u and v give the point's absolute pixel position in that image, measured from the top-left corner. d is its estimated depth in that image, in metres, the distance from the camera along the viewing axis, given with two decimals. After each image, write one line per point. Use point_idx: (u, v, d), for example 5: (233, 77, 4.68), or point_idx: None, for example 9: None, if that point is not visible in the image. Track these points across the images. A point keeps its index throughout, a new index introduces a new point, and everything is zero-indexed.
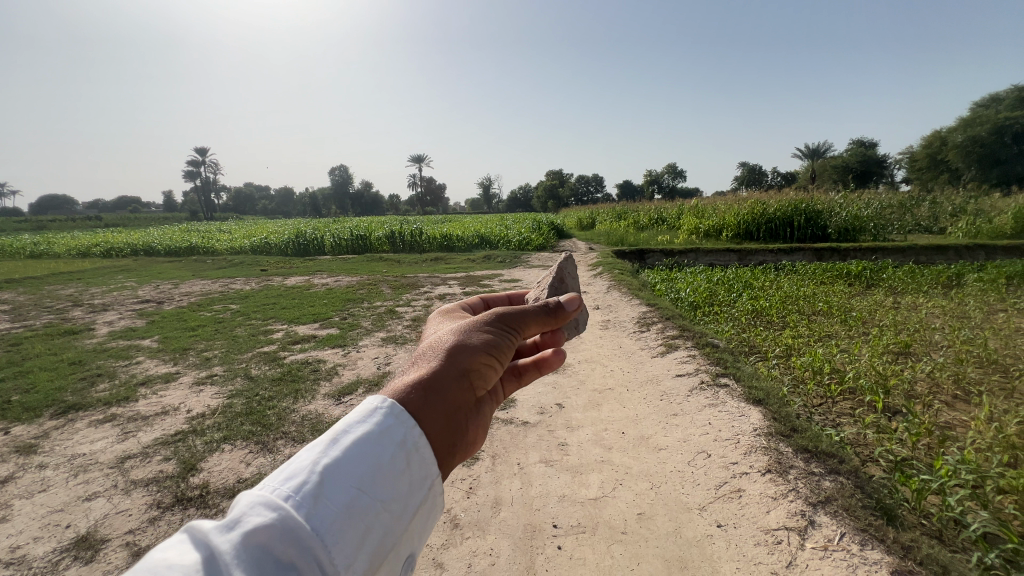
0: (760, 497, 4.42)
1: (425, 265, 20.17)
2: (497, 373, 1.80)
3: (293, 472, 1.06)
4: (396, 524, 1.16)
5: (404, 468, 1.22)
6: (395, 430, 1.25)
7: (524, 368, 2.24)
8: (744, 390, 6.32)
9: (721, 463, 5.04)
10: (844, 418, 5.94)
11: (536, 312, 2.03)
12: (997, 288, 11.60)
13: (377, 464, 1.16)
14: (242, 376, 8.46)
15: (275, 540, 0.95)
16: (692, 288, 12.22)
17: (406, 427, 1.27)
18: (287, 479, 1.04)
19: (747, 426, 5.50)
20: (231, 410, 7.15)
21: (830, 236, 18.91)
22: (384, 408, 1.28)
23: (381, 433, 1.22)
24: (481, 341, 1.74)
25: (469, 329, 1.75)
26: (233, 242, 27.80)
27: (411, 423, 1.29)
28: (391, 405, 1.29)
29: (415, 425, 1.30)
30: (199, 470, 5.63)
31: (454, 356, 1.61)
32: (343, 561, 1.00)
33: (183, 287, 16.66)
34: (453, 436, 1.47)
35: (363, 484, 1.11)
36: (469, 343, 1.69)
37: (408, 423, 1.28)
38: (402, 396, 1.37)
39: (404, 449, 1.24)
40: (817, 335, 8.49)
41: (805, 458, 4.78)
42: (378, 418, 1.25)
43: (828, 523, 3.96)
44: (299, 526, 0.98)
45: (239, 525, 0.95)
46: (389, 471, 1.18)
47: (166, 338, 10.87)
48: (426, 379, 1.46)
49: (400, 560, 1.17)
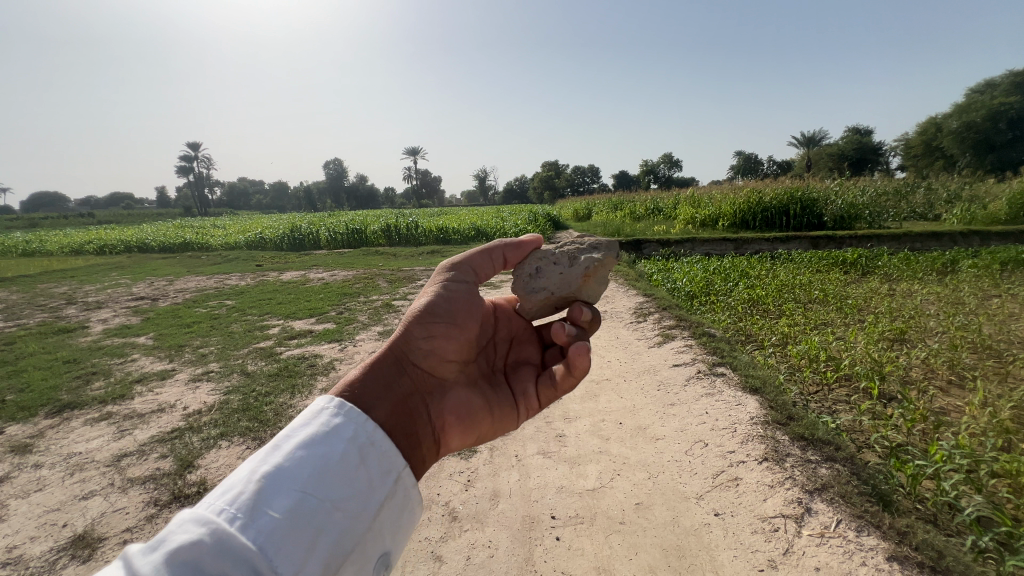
0: (757, 486, 4.44)
1: (421, 259, 20.08)
2: (443, 340, 2.14)
3: (231, 485, 1.17)
4: (354, 520, 1.25)
5: (355, 465, 1.33)
6: (344, 426, 1.39)
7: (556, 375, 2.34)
8: (741, 379, 6.33)
9: (719, 452, 5.06)
10: (840, 405, 5.97)
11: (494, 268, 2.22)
12: (991, 274, 11.66)
13: (325, 463, 1.28)
14: (239, 373, 8.41)
15: (204, 554, 1.05)
16: (689, 278, 12.21)
17: (351, 426, 1.39)
18: (226, 492, 1.16)
19: (744, 415, 5.52)
20: (228, 406, 7.12)
21: (826, 224, 18.92)
22: (329, 411, 1.41)
23: (323, 437, 1.34)
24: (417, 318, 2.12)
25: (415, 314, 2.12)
26: (228, 237, 27.58)
27: (361, 417, 1.44)
28: (336, 406, 1.42)
29: (363, 423, 1.43)
30: (196, 467, 5.61)
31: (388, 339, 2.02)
32: (288, 565, 1.10)
33: (177, 284, 16.53)
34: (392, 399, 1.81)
35: (307, 487, 1.22)
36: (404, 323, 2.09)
37: (353, 422, 1.41)
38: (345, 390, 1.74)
39: (357, 444, 1.37)
40: (813, 323, 8.52)
41: (802, 446, 4.80)
42: (324, 418, 1.39)
43: (824, 510, 3.98)
44: (234, 538, 1.09)
45: (167, 543, 1.05)
46: (334, 472, 1.28)
47: (161, 335, 10.79)
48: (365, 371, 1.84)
49: (366, 553, 1.27)
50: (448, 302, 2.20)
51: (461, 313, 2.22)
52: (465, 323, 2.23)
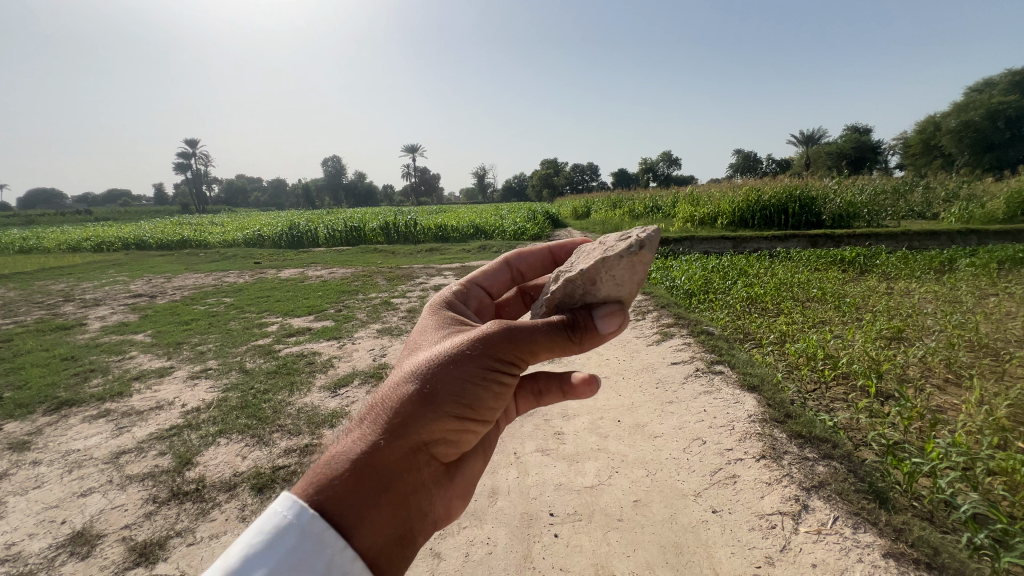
0: (755, 483, 4.46)
1: (420, 256, 20.08)
2: (467, 424, 1.94)
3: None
4: None
5: None
6: (314, 559, 1.32)
7: (545, 390, 2.40)
8: (739, 377, 6.36)
9: (717, 450, 5.08)
10: (837, 403, 6.00)
11: (539, 337, 1.99)
12: (988, 272, 11.71)
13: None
14: (238, 370, 8.42)
15: None
16: (688, 276, 12.23)
17: (324, 561, 1.33)
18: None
19: (741, 413, 5.54)
20: (227, 403, 7.13)
21: (825, 222, 18.96)
22: (298, 540, 1.33)
23: None
24: (451, 396, 1.84)
25: (433, 381, 1.82)
26: (226, 234, 27.51)
27: (334, 546, 1.37)
28: (308, 534, 1.35)
29: (338, 552, 1.37)
30: (195, 464, 5.62)
31: (413, 417, 1.73)
32: None
33: (176, 281, 16.50)
34: (403, 502, 1.64)
35: None
36: (437, 401, 1.80)
37: (327, 554, 1.35)
38: (333, 490, 1.47)
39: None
40: (812, 321, 8.55)
41: (799, 443, 4.82)
42: (293, 545, 1.32)
43: (822, 507, 4.00)
44: None
45: None
46: None
47: (159, 332, 10.79)
48: (367, 462, 1.57)
49: None
50: (490, 384, 1.94)
51: (497, 396, 2.00)
52: (494, 398, 2.00)
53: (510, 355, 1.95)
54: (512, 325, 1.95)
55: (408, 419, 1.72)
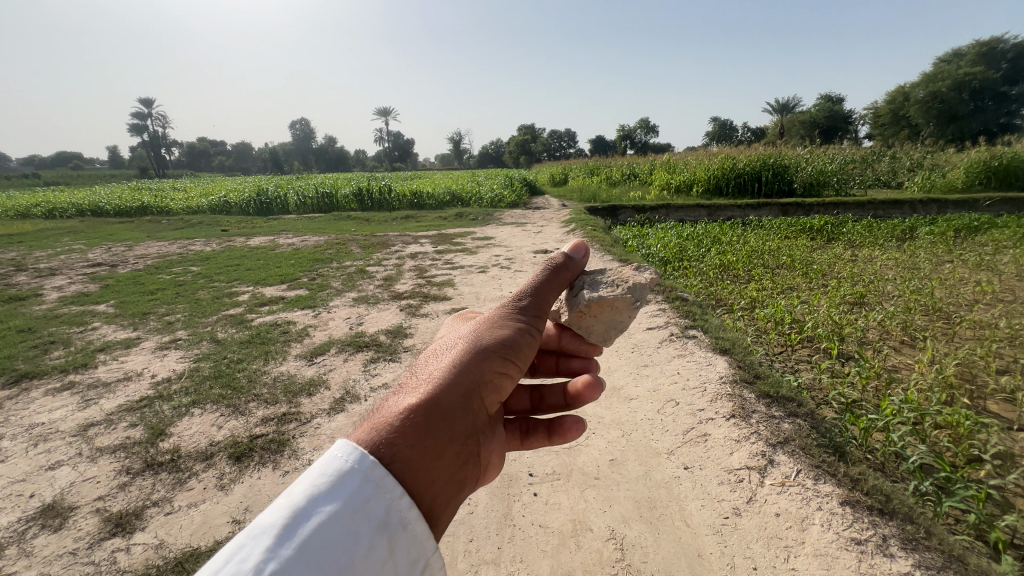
0: (724, 440, 4.66)
1: (395, 224, 19.67)
2: (514, 379, 1.85)
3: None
4: None
5: (387, 557, 1.10)
6: (374, 506, 1.13)
7: (532, 430, 2.20)
8: (712, 341, 6.56)
9: (689, 410, 5.27)
10: (802, 365, 6.28)
11: (546, 290, 2.07)
12: (945, 240, 12.25)
13: (350, 559, 1.02)
14: (209, 340, 8.20)
15: None
16: (663, 243, 12.38)
17: (388, 502, 1.15)
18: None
19: (713, 375, 5.73)
20: (199, 373, 6.98)
21: (796, 191, 19.34)
22: (362, 477, 1.15)
23: (354, 518, 1.08)
24: (495, 341, 1.79)
25: (474, 340, 1.77)
26: (189, 199, 26.23)
27: (394, 492, 1.18)
28: (371, 470, 1.17)
29: (399, 496, 1.19)
30: (169, 435, 5.52)
31: (458, 368, 1.63)
32: None
33: (138, 250, 15.77)
34: (461, 446, 1.51)
35: None
36: (484, 345, 1.75)
37: (390, 495, 1.17)
38: (390, 430, 1.30)
39: (386, 531, 1.12)
40: (780, 287, 8.82)
41: (766, 402, 5.04)
42: (353, 489, 1.12)
43: (786, 461, 4.22)
44: None
45: None
46: (363, 568, 1.04)
47: (123, 303, 10.37)
48: (421, 409, 1.42)
49: None
50: (519, 339, 1.87)
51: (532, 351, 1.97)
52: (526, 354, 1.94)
53: (535, 310, 1.97)
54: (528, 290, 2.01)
55: (460, 361, 1.66)
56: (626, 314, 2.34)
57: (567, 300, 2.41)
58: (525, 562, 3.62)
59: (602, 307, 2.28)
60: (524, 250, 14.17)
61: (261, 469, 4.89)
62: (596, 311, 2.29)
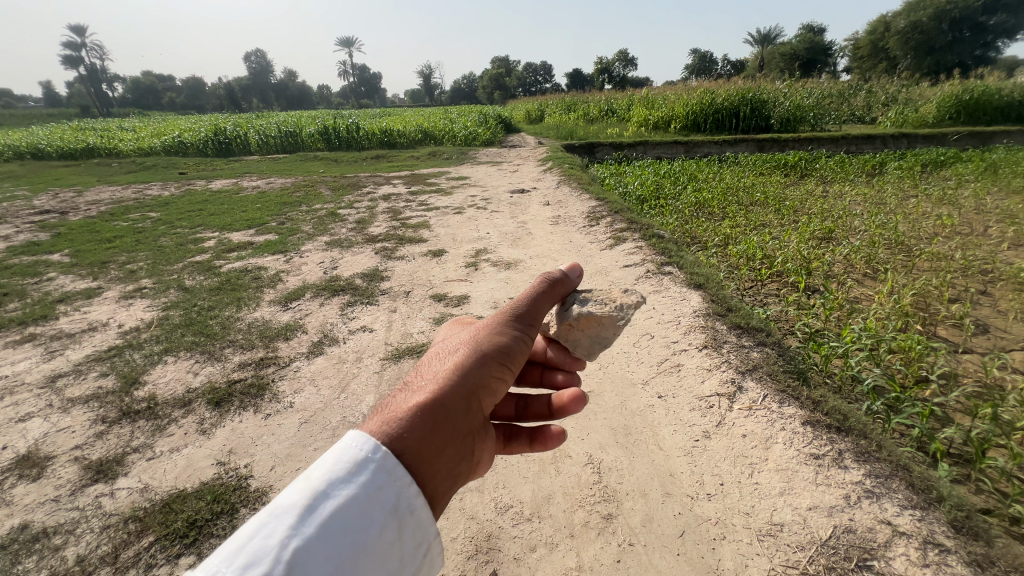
0: (697, 369, 4.85)
1: (366, 164, 18.81)
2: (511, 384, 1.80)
3: (256, 558, 0.92)
4: None
5: (395, 540, 1.12)
6: (386, 492, 1.14)
7: (514, 435, 2.09)
8: (686, 276, 6.66)
9: (664, 342, 5.43)
10: (771, 298, 6.47)
11: (543, 299, 2.04)
12: (912, 175, 12.45)
13: (362, 542, 1.05)
14: (176, 287, 7.91)
15: None
16: (640, 182, 12.23)
17: (399, 488, 1.17)
18: (248, 569, 0.90)
19: (687, 309, 5.87)
20: (169, 322, 6.77)
21: (773, 127, 19.12)
22: (375, 464, 1.15)
23: (368, 503, 1.10)
24: (496, 345, 1.74)
25: (477, 340, 1.72)
26: (140, 140, 24.36)
27: (405, 479, 1.18)
28: (384, 459, 1.17)
29: (409, 483, 1.20)
30: (144, 383, 5.42)
31: (461, 367, 1.58)
32: None
33: (88, 196, 14.76)
34: (464, 442, 1.48)
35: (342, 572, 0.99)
36: (485, 347, 1.69)
37: (402, 482, 1.18)
38: (399, 427, 1.27)
39: (396, 515, 1.14)
40: (753, 224, 8.91)
41: (737, 333, 5.21)
42: (368, 475, 1.13)
43: (753, 387, 4.43)
44: None
45: None
46: (374, 551, 1.06)
47: (78, 251, 9.80)
48: (427, 408, 1.38)
49: None
50: (518, 343, 1.83)
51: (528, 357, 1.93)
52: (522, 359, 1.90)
53: (533, 318, 1.93)
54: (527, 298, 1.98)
55: (463, 363, 1.59)
56: (613, 332, 2.32)
57: (557, 313, 2.37)
58: (507, 488, 3.78)
59: (590, 322, 2.26)
60: (500, 189, 13.84)
61: (242, 412, 4.89)
62: (585, 324, 2.26)
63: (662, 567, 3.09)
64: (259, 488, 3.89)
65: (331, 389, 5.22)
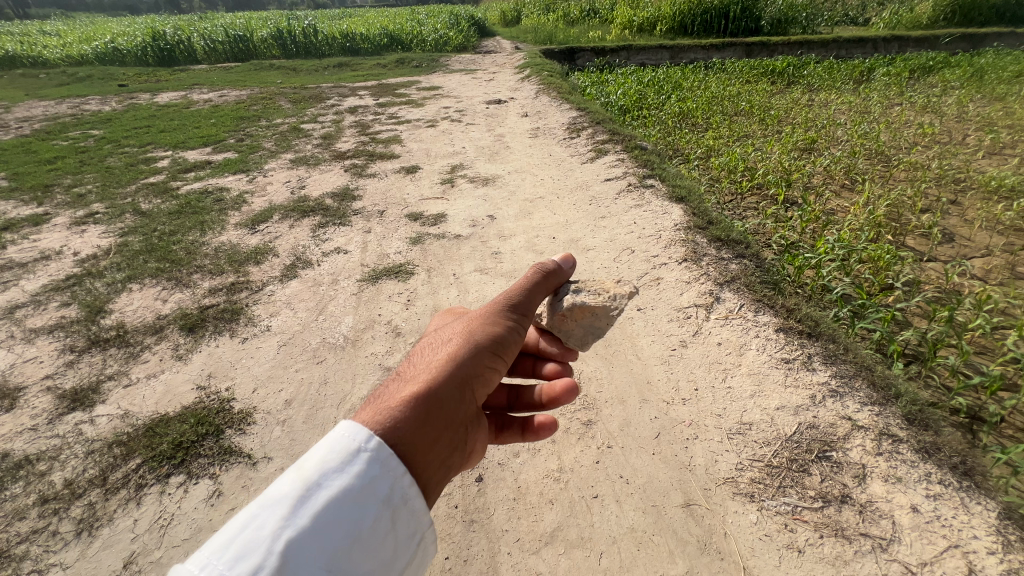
0: (676, 283, 4.88)
1: (327, 73, 17.20)
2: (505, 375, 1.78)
3: (251, 549, 0.95)
4: None
5: (389, 529, 1.11)
6: (379, 483, 1.13)
7: (505, 427, 2.04)
8: (668, 190, 6.48)
9: (644, 257, 5.38)
10: (750, 211, 6.41)
11: (537, 291, 2.01)
12: (899, 81, 12.01)
13: (356, 532, 1.05)
14: (131, 211, 7.39)
15: None
16: (623, 90, 11.52)
17: (394, 477, 1.16)
18: (241, 561, 0.93)
19: (668, 223, 5.77)
20: (129, 248, 6.39)
21: (763, 29, 17.92)
22: (369, 455, 1.14)
23: (360, 493, 1.09)
24: (488, 336, 1.71)
25: (470, 331, 1.70)
26: (67, 47, 21.60)
27: (399, 470, 1.17)
28: (378, 449, 1.16)
29: (403, 473, 1.18)
30: (110, 312, 5.21)
31: (455, 359, 1.57)
32: None
33: (18, 112, 13.28)
34: (458, 432, 1.46)
35: (334, 563, 1.00)
36: (478, 339, 1.67)
37: (395, 472, 1.16)
38: (393, 418, 1.26)
39: (390, 506, 1.13)
40: (737, 135, 8.60)
41: (717, 246, 5.19)
42: (360, 466, 1.12)
43: (730, 297, 4.49)
44: None
45: None
46: (366, 542, 1.06)
47: (16, 174, 8.97)
48: (422, 399, 1.37)
49: None
50: (512, 335, 1.80)
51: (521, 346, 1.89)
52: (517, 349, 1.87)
53: (526, 309, 1.90)
54: (521, 290, 1.95)
55: (455, 355, 1.58)
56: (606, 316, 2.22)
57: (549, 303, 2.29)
58: None
59: (584, 313, 2.17)
60: (475, 100, 12.93)
61: (218, 338, 4.78)
62: (578, 315, 2.16)
63: (639, 465, 3.26)
64: (242, 410, 3.89)
65: (307, 312, 5.11)
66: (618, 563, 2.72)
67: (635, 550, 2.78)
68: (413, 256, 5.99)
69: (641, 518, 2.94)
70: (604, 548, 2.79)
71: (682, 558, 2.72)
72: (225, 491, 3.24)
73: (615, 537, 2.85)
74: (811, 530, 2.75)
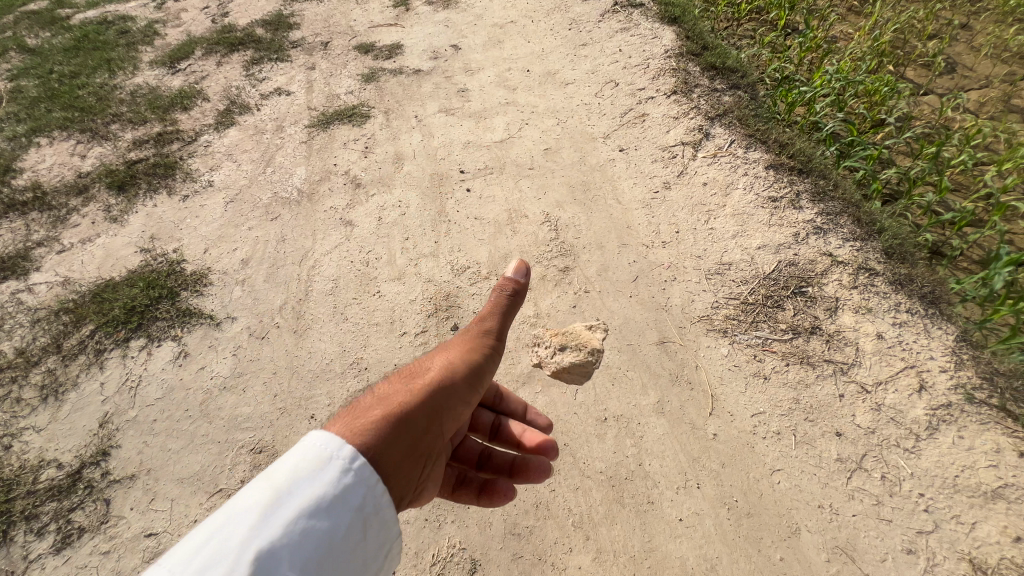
0: (662, 120, 4.39)
1: None
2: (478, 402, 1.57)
3: (215, 560, 0.78)
4: None
5: (362, 540, 0.96)
6: (353, 491, 0.96)
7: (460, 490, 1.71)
8: (659, 9, 5.51)
9: (630, 91, 4.76)
10: (746, 38, 5.59)
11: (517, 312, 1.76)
12: None
13: (327, 545, 0.89)
14: (16, 48, 6.06)
15: None
16: None
17: (371, 486, 0.99)
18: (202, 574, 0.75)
19: (659, 49, 5.01)
20: (24, 94, 5.35)
21: None
22: (346, 462, 0.99)
23: (336, 498, 0.93)
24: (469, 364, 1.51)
25: (449, 355, 1.51)
26: None
27: (373, 477, 1.01)
28: (355, 460, 1.01)
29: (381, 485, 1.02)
30: (22, 172, 4.53)
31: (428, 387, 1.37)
32: None
33: None
34: (425, 462, 1.29)
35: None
36: (456, 367, 1.47)
37: (372, 481, 1.00)
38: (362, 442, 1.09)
39: (362, 515, 0.96)
40: None
41: (711, 76, 4.58)
42: (335, 471, 0.97)
43: (721, 134, 4.08)
44: None
45: None
46: (338, 561, 0.90)
47: None
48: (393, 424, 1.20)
49: None
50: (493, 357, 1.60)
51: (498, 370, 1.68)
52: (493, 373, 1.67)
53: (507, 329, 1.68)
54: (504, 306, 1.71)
55: (432, 383, 1.39)
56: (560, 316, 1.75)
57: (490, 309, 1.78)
58: (463, 251, 3.63)
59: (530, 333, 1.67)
60: None
61: (154, 197, 4.25)
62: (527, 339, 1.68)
63: (616, 308, 3.22)
64: (195, 271, 3.59)
65: (252, 165, 4.51)
66: (594, 397, 2.80)
67: (609, 384, 2.84)
68: (367, 97, 5.17)
69: (617, 357, 2.97)
70: (580, 385, 2.85)
71: (654, 389, 2.81)
72: (191, 352, 3.12)
73: (591, 373, 2.89)
74: (778, 360, 2.85)
